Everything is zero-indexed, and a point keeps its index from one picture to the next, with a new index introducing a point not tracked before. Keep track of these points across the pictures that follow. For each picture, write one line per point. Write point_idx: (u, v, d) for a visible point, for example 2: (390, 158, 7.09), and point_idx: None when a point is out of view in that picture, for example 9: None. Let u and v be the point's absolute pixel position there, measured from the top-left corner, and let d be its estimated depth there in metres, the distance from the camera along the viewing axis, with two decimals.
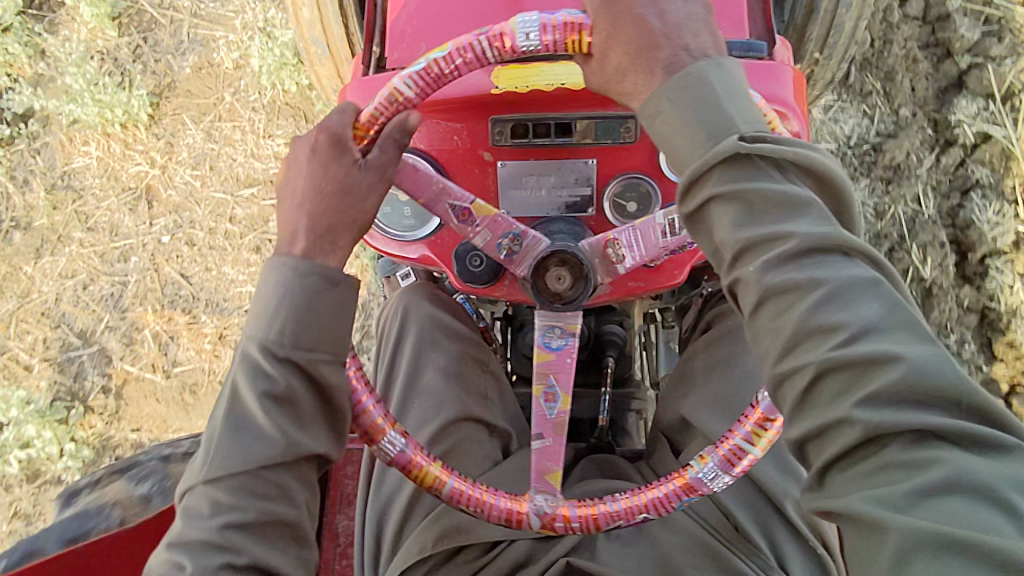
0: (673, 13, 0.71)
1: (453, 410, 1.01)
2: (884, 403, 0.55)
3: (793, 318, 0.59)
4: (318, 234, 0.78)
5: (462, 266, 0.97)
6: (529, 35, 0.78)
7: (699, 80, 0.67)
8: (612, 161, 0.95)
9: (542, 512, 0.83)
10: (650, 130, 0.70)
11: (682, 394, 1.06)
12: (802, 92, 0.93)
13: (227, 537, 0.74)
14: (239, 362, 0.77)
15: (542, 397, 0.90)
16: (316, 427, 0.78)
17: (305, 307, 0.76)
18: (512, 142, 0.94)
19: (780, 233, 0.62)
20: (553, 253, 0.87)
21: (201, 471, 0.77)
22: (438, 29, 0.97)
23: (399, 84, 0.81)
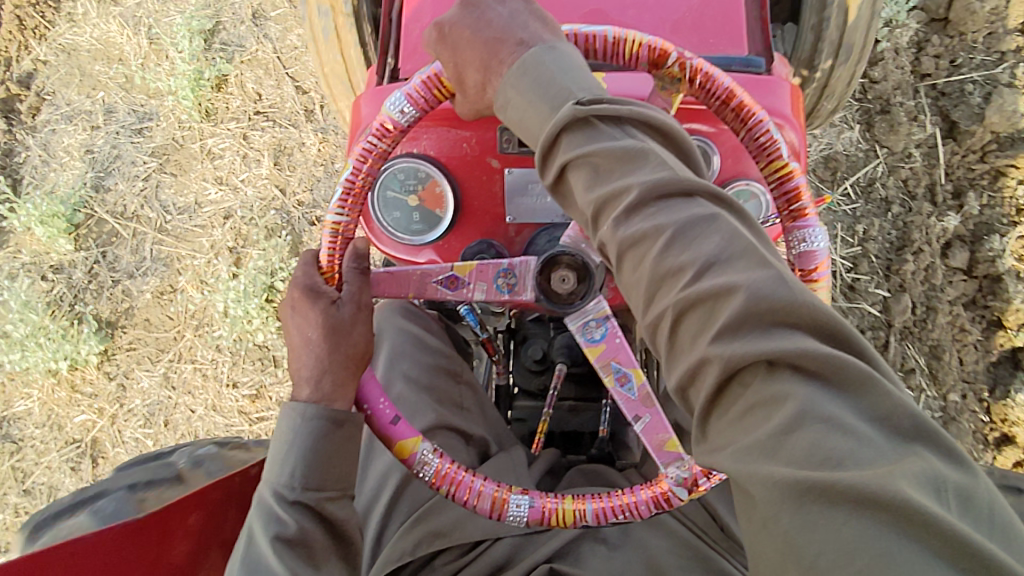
0: (504, 21, 0.80)
1: (428, 419, 1.05)
2: (734, 336, 0.58)
3: (649, 264, 0.63)
4: (311, 377, 0.86)
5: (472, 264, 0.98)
6: (399, 107, 0.85)
7: (536, 64, 0.74)
8: None
9: (682, 477, 0.84)
10: (505, 122, 0.77)
11: None
12: (800, 108, 0.97)
13: None
14: (254, 510, 0.84)
15: (618, 385, 0.91)
16: (326, 563, 0.83)
17: (309, 451, 0.83)
18: (518, 148, 0.98)
19: (625, 184, 0.66)
20: (561, 260, 0.90)
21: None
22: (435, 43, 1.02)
23: (333, 219, 0.88)
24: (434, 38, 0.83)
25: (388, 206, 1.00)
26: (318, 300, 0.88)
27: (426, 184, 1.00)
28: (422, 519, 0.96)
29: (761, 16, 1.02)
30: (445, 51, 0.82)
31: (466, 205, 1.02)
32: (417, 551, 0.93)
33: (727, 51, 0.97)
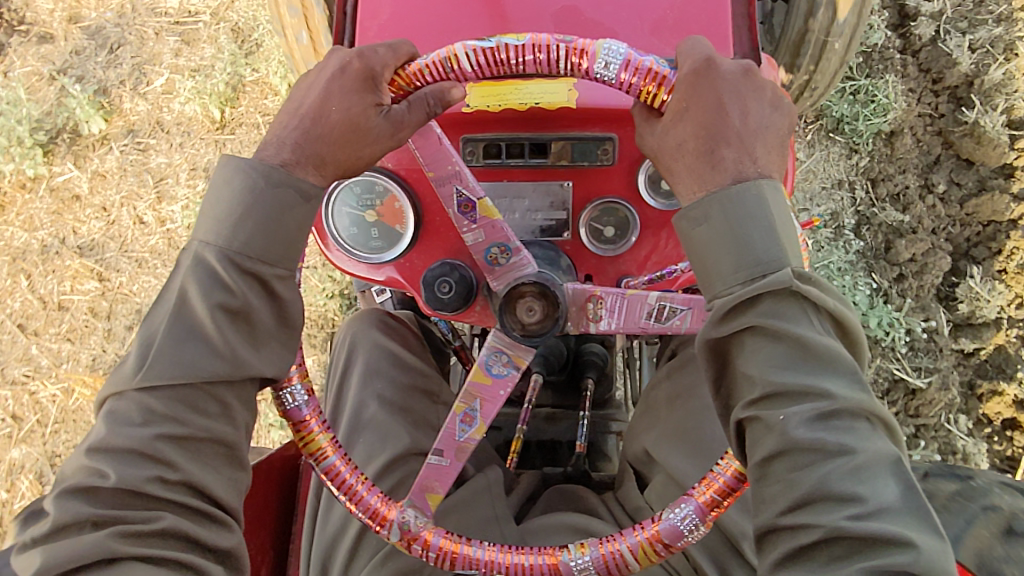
0: (753, 115, 0.72)
1: (401, 444, 0.96)
2: (882, 575, 0.57)
3: (815, 476, 0.61)
4: (307, 153, 0.77)
5: (432, 290, 0.90)
6: (609, 67, 0.73)
7: (756, 198, 0.68)
8: (586, 187, 0.90)
9: (406, 527, 0.78)
10: (689, 232, 0.70)
11: (649, 423, 1.02)
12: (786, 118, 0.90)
13: (154, 448, 0.68)
14: (191, 265, 0.72)
15: (459, 417, 0.85)
16: (268, 347, 0.74)
17: (268, 213, 0.72)
18: (483, 160, 0.89)
19: (815, 388, 0.63)
20: (536, 284, 0.81)
21: (133, 374, 0.70)
22: (395, 31, 0.93)
23: (459, 49, 0.76)
24: (694, 61, 0.73)
25: (343, 218, 0.92)
26: (355, 87, 0.78)
27: (384, 199, 0.91)
28: (390, 556, 0.87)
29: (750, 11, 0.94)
30: (693, 77, 0.73)
31: (427, 222, 0.93)
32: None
33: None
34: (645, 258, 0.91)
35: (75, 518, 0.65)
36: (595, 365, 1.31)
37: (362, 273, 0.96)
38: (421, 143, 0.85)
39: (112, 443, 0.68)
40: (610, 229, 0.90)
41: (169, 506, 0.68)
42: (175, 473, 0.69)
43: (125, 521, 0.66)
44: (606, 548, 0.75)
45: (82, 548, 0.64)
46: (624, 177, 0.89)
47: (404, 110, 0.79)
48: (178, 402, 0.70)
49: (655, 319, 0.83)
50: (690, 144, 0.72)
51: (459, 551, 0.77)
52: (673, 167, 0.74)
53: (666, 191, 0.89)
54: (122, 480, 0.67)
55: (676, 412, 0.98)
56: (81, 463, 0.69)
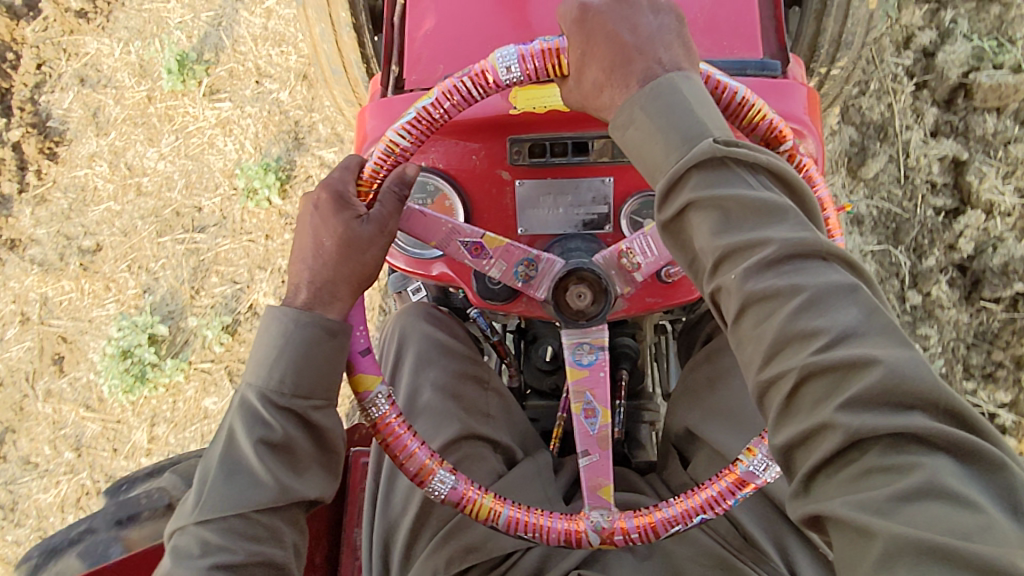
0: (643, 31, 0.78)
1: (456, 430, 1.00)
2: (861, 404, 0.58)
3: (777, 322, 0.63)
4: (314, 281, 0.84)
5: (482, 281, 0.97)
6: (510, 66, 0.83)
7: (670, 91, 0.74)
8: (626, 184, 0.96)
9: (600, 527, 0.83)
10: (624, 139, 0.76)
11: (688, 404, 1.06)
12: (816, 106, 0.94)
13: (214, 573, 0.75)
14: (238, 409, 0.81)
15: (584, 415, 0.90)
16: (308, 471, 0.82)
17: (296, 354, 0.80)
18: (530, 160, 0.95)
19: (760, 237, 0.66)
20: (572, 272, 0.87)
21: (192, 511, 0.79)
22: (437, 47, 1.00)
23: (393, 135, 0.86)
24: (574, 15, 0.80)
25: None
26: (337, 202, 0.85)
27: (436, 196, 0.98)
28: (452, 535, 0.92)
29: (775, 14, 1.00)
30: (581, 30, 0.79)
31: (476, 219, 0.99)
32: (449, 569, 0.91)
33: (741, 53, 0.94)
34: None
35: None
36: (627, 355, 1.38)
37: (416, 268, 1.02)
38: (410, 224, 0.91)
39: (177, 573, 0.76)
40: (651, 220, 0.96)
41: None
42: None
43: None
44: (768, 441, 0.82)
45: None
46: None
47: (379, 210, 0.86)
48: (230, 531, 0.77)
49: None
50: (602, 89, 0.79)
51: (654, 519, 0.83)
52: (601, 106, 0.80)
53: None
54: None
55: (718, 393, 1.03)
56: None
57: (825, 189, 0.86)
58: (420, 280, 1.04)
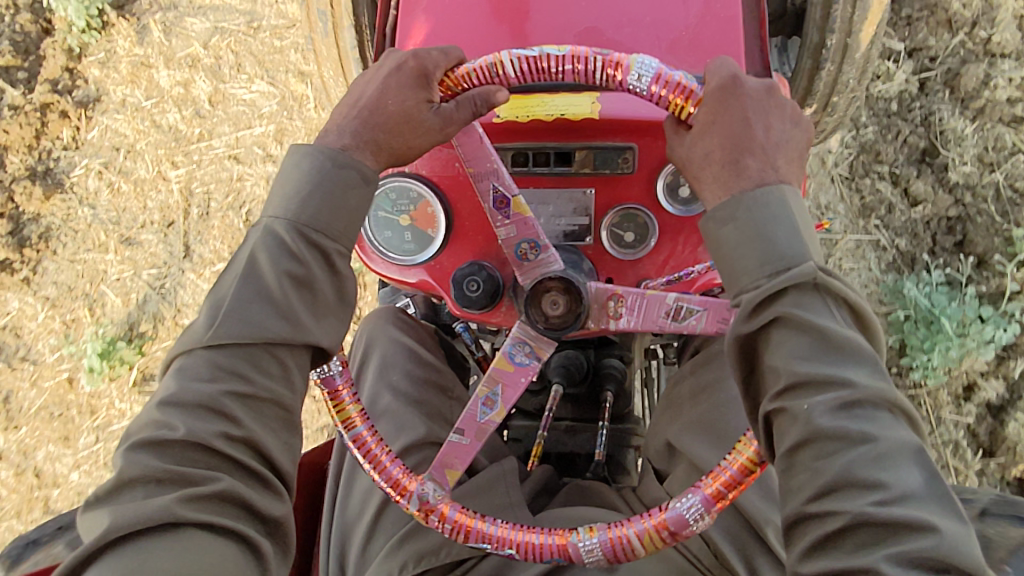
0: (772, 132, 0.79)
1: (418, 433, 0.99)
2: (909, 559, 0.61)
3: (837, 464, 0.65)
4: (365, 139, 0.83)
5: (461, 288, 0.96)
6: (643, 77, 0.79)
7: (777, 200, 0.74)
8: (608, 195, 0.95)
9: (426, 499, 0.83)
10: (715, 231, 0.75)
11: (668, 419, 1.05)
12: None
13: (221, 400, 0.73)
14: (262, 236, 0.78)
15: (482, 401, 0.88)
16: (328, 317, 0.79)
17: (333, 190, 0.79)
18: (513, 168, 0.95)
19: (839, 377, 0.68)
20: (560, 279, 0.87)
21: (205, 333, 0.76)
22: None
23: (504, 56, 0.82)
24: (722, 82, 0.78)
25: (377, 225, 0.99)
26: (413, 83, 0.85)
27: (417, 205, 0.97)
28: (408, 538, 0.90)
29: (760, 35, 1.01)
30: (721, 97, 0.78)
31: (457, 228, 0.99)
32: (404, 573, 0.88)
33: None
34: (663, 262, 0.97)
35: (143, 470, 0.69)
36: (614, 376, 1.36)
37: (395, 274, 1.02)
38: (463, 142, 0.91)
39: (183, 397, 0.73)
40: (630, 235, 0.96)
41: (224, 470, 0.72)
42: (239, 429, 0.73)
43: (189, 485, 0.70)
44: (615, 532, 0.78)
45: (142, 519, 0.67)
46: (643, 184, 0.95)
47: (453, 108, 0.85)
48: (241, 359, 0.75)
49: (672, 319, 0.87)
50: (716, 155, 0.78)
51: (473, 524, 0.82)
52: (699, 177, 0.79)
53: (686, 198, 0.94)
54: (190, 432, 0.71)
55: (698, 406, 1.01)
56: (152, 416, 0.74)
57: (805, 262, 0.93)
58: (399, 286, 1.04)
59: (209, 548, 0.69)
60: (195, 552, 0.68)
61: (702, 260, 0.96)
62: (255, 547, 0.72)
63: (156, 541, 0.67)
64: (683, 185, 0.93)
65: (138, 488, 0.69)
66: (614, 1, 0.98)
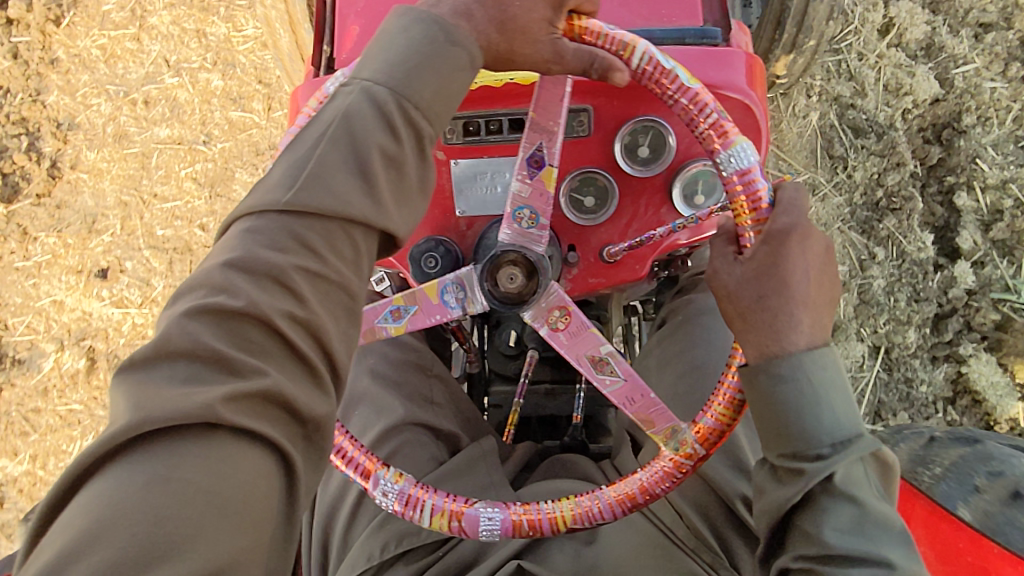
0: (825, 280, 0.70)
1: (394, 417, 0.99)
2: None
3: None
4: (479, 28, 0.71)
5: (418, 265, 0.93)
6: (733, 160, 0.76)
7: (835, 365, 0.67)
8: (567, 161, 0.92)
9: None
10: (778, 382, 0.66)
11: (638, 388, 1.03)
12: (759, 79, 0.91)
13: (292, 273, 0.57)
14: (361, 94, 0.63)
15: (391, 309, 0.88)
16: (409, 204, 0.64)
17: (434, 60, 0.66)
18: (463, 138, 0.92)
19: (877, 558, 0.63)
20: (528, 261, 0.84)
21: (283, 192, 0.60)
22: (373, 21, 0.96)
23: (642, 46, 0.78)
24: (791, 228, 0.69)
25: None
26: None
27: None
28: (389, 519, 0.90)
29: None
30: (782, 235, 0.69)
31: None
32: (384, 554, 0.88)
33: (681, 23, 0.91)
34: (626, 226, 0.94)
35: (193, 344, 0.52)
36: None
37: None
38: (546, 88, 0.84)
39: (251, 262, 0.56)
40: (591, 199, 0.93)
41: (274, 364, 0.54)
42: (303, 310, 0.56)
43: (237, 382, 0.52)
44: (372, 464, 0.82)
45: (186, 413, 0.49)
46: (600, 147, 0.91)
47: (569, 48, 0.77)
48: (317, 231, 0.59)
49: (593, 364, 0.85)
50: (770, 300, 0.68)
51: (336, 435, 0.82)
52: (742, 323, 0.70)
53: (645, 157, 0.90)
54: (253, 304, 0.54)
55: (667, 375, 0.99)
56: (207, 275, 0.56)
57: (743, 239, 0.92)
58: None
59: (248, 460, 0.51)
60: (230, 463, 0.50)
61: (665, 220, 0.93)
62: (291, 466, 0.54)
63: (188, 441, 0.49)
64: (642, 144, 0.90)
65: (182, 364, 0.52)
66: None
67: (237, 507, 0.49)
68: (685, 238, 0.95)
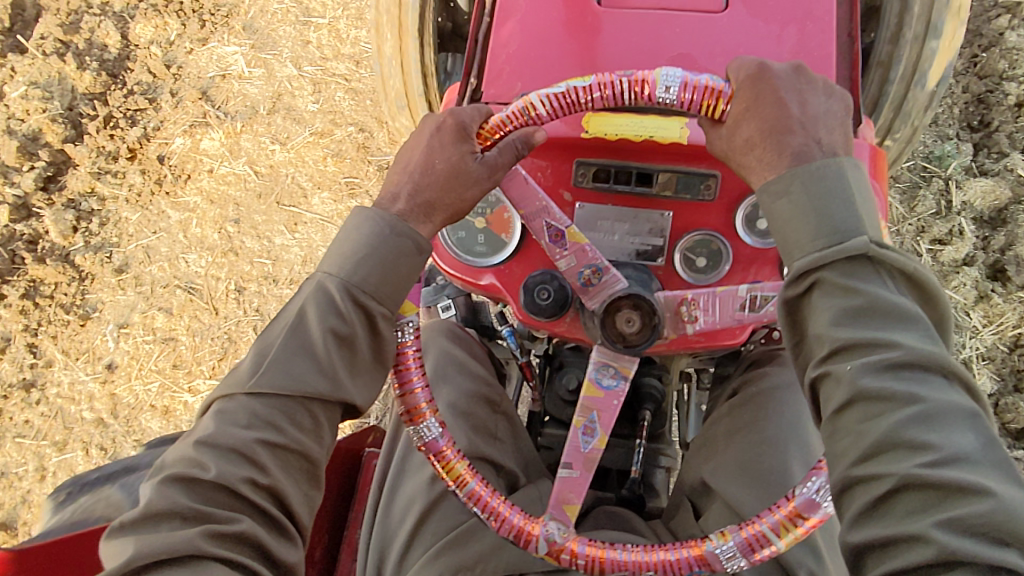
0: (809, 105, 0.80)
1: (459, 445, 1.02)
2: (966, 527, 0.59)
3: (883, 426, 0.65)
4: (412, 214, 0.85)
5: (531, 295, 0.97)
6: (670, 89, 0.81)
7: (836, 173, 0.74)
8: (687, 220, 0.96)
9: (553, 540, 0.83)
10: (771, 206, 0.76)
11: (702, 457, 1.05)
12: (881, 171, 0.96)
13: (252, 448, 0.74)
14: (312, 293, 0.79)
15: (581, 430, 0.91)
16: (364, 375, 0.80)
17: (380, 256, 0.79)
18: (593, 183, 0.97)
19: (885, 340, 0.68)
20: (630, 296, 0.87)
21: (248, 381, 0.77)
22: (514, 73, 1.02)
23: (535, 98, 0.85)
24: (749, 72, 0.81)
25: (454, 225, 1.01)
26: (451, 137, 0.87)
27: (494, 209, 0.99)
28: (445, 550, 0.92)
29: (852, 77, 1.00)
30: (751, 82, 0.81)
31: (531, 237, 1.00)
32: None
33: None
34: (733, 290, 0.97)
35: (172, 505, 0.70)
36: (653, 395, 1.36)
37: (467, 275, 1.03)
38: (511, 184, 0.95)
39: (218, 440, 0.74)
40: (703, 260, 0.97)
41: (244, 510, 0.73)
42: (265, 477, 0.74)
43: (213, 521, 0.71)
44: (592, 548, 0.82)
45: (172, 549, 0.68)
46: (722, 214, 0.96)
47: (495, 153, 0.87)
48: (281, 412, 0.76)
49: (750, 311, 0.92)
50: (758, 137, 0.79)
51: (605, 555, 0.81)
52: (745, 164, 0.80)
53: (762, 229, 0.95)
54: (220, 475, 0.72)
55: (735, 445, 1.02)
56: (185, 453, 0.75)
57: None
58: (464, 288, 1.05)
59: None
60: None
61: (774, 289, 0.97)
62: None
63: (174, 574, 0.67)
64: (761, 216, 0.95)
65: (165, 524, 0.70)
66: (709, 31, 0.99)
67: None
68: None
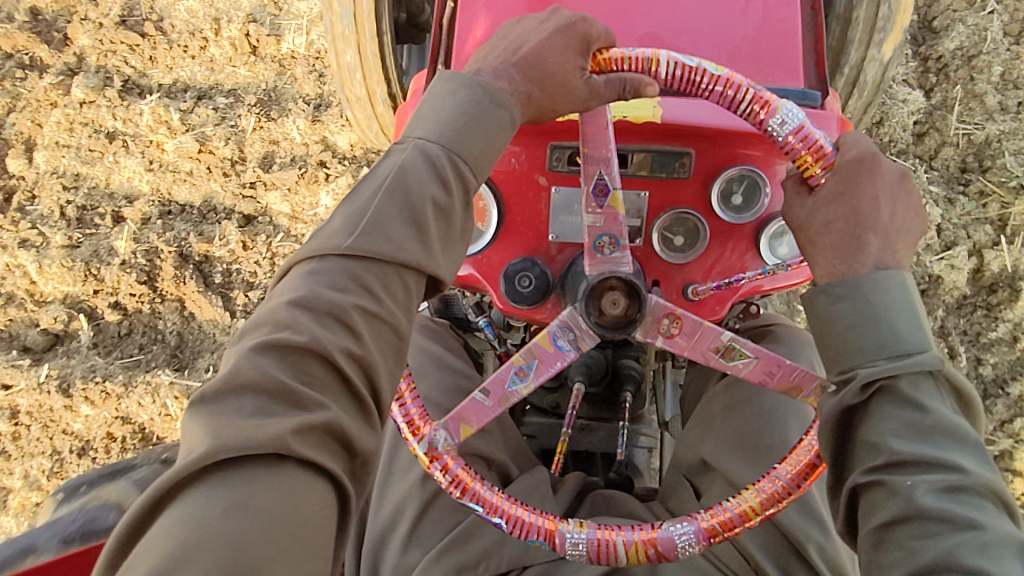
0: (897, 210, 0.74)
1: None
2: None
3: (939, 545, 0.62)
4: (517, 88, 0.78)
5: (513, 283, 0.95)
6: (784, 124, 0.79)
7: (902, 288, 0.70)
8: (663, 200, 0.96)
9: (434, 446, 0.87)
10: (832, 306, 0.71)
11: (700, 436, 1.08)
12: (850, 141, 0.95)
13: (351, 315, 0.64)
14: (411, 154, 0.71)
15: (515, 370, 0.89)
16: (453, 251, 0.72)
17: (481, 124, 0.73)
18: (567, 168, 0.96)
19: (945, 462, 0.65)
20: (622, 281, 0.85)
21: (342, 238, 0.67)
22: None
23: (663, 56, 0.81)
24: (855, 155, 0.75)
25: None
26: (570, 52, 0.81)
27: None
28: (447, 550, 0.90)
29: (816, 49, 1.00)
30: (855, 168, 0.74)
31: (507, 223, 0.99)
32: None
33: (783, 83, 0.96)
34: (710, 267, 0.98)
35: (261, 378, 0.59)
36: (631, 378, 1.36)
37: None
38: (588, 120, 0.87)
39: (313, 301, 0.63)
40: (681, 238, 0.97)
41: (333, 399, 0.62)
42: (359, 348, 0.64)
43: (305, 408, 0.59)
44: (470, 480, 0.85)
45: (259, 443, 0.55)
46: (697, 189, 0.95)
47: (601, 82, 0.82)
48: (375, 273, 0.66)
49: (720, 355, 0.88)
50: (837, 225, 0.74)
51: (471, 485, 0.85)
52: (814, 242, 0.75)
53: (738, 205, 0.95)
54: (316, 342, 0.61)
55: (734, 421, 1.04)
56: (273, 313, 0.63)
57: (793, 278, 0.99)
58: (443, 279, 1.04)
59: (311, 489, 0.57)
60: (298, 489, 0.56)
61: (749, 265, 0.98)
62: (345, 498, 0.61)
63: (259, 469, 0.55)
64: (737, 191, 0.94)
65: (248, 397, 0.58)
66: (675, 9, 0.99)
67: (304, 531, 0.55)
68: (767, 284, 0.98)
